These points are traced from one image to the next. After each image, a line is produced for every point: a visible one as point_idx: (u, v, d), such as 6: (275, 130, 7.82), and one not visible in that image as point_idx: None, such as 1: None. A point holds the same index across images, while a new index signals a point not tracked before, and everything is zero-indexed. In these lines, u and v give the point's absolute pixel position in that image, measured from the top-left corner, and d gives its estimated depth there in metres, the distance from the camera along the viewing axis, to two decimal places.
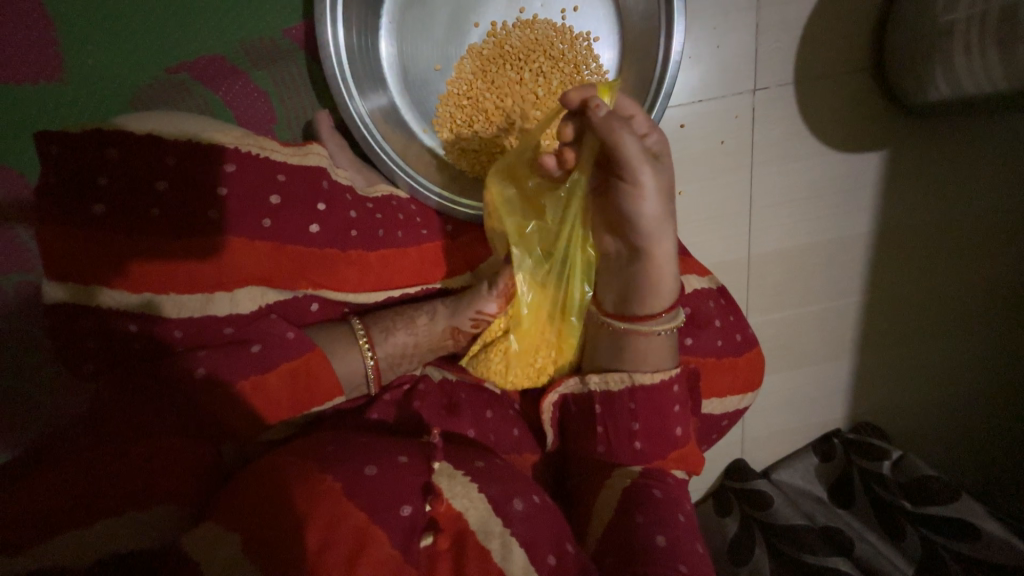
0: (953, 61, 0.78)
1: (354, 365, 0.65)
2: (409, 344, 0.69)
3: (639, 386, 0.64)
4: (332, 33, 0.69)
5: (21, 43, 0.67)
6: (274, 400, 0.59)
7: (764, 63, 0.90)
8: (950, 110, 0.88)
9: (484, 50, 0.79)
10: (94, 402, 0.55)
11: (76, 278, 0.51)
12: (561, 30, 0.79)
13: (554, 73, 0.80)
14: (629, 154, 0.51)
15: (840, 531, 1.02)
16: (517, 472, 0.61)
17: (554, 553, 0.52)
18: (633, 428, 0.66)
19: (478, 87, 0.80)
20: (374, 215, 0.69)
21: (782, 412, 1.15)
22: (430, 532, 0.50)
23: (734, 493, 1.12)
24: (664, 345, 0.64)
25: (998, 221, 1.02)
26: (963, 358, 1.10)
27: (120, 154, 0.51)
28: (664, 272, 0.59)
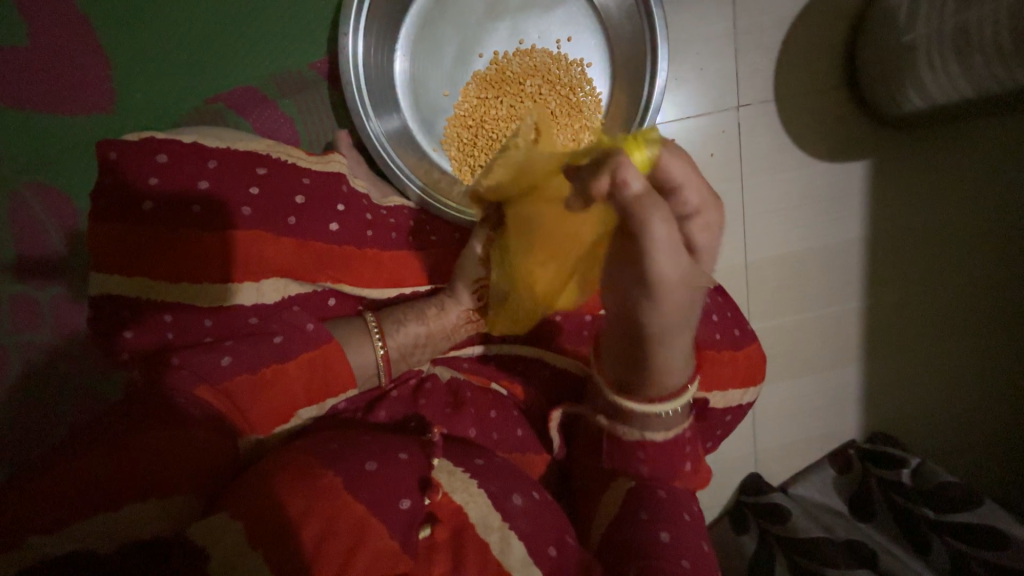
0: (919, 74, 0.85)
1: (366, 356, 0.68)
2: (420, 335, 0.73)
3: (649, 439, 0.63)
4: (353, 62, 0.78)
5: (80, 79, 0.77)
6: (290, 390, 0.62)
7: (746, 83, 0.98)
8: (924, 118, 0.94)
9: (487, 76, 0.87)
10: (131, 391, 0.58)
11: (123, 269, 0.57)
12: (558, 57, 0.88)
13: (551, 95, 0.89)
14: (660, 272, 0.45)
15: (864, 544, 0.99)
16: (518, 470, 0.62)
17: (554, 545, 0.53)
18: (640, 468, 0.65)
19: (484, 110, 0.88)
20: (388, 220, 0.75)
21: (791, 420, 1.15)
22: (428, 524, 0.51)
23: (751, 508, 1.11)
24: (671, 418, 0.61)
25: (988, 223, 1.05)
26: (973, 363, 1.09)
27: (168, 158, 0.58)
28: (671, 365, 0.55)
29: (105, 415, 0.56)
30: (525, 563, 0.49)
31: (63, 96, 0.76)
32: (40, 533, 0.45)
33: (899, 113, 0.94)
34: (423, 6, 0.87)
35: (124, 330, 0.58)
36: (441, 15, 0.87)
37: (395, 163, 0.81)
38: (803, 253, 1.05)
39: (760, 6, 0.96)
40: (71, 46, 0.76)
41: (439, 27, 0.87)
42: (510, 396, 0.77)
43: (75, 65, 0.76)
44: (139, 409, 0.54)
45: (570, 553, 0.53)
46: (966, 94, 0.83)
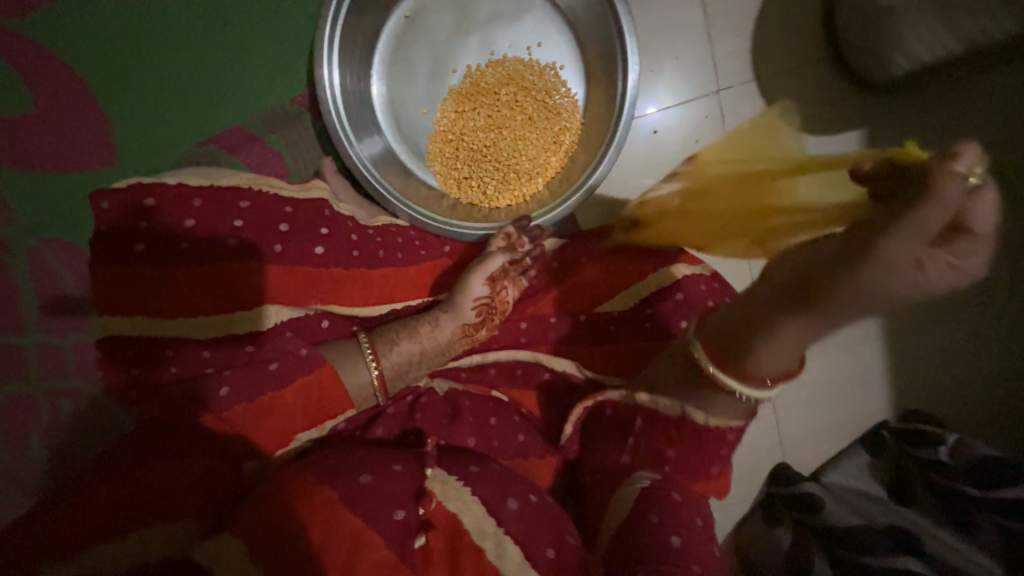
0: (902, 35, 0.82)
1: (360, 376, 0.69)
2: (414, 352, 0.72)
3: (690, 420, 0.61)
4: (330, 93, 0.80)
5: None
6: (289, 412, 0.63)
7: (723, 66, 0.97)
8: (915, 77, 0.90)
9: (462, 90, 0.89)
10: (138, 424, 0.60)
11: (120, 309, 0.60)
12: (530, 63, 0.89)
13: (528, 100, 0.89)
14: (873, 260, 0.40)
15: (906, 529, 0.96)
16: (515, 475, 0.63)
17: (553, 547, 0.52)
18: (666, 454, 0.66)
19: (463, 123, 0.90)
20: (374, 238, 0.76)
21: (820, 405, 1.12)
22: (423, 532, 0.51)
23: (782, 500, 1.07)
24: (736, 402, 0.57)
25: None
26: (1000, 328, 1.04)
27: (155, 201, 0.62)
28: (770, 356, 0.49)
29: (116, 446, 0.58)
30: (522, 566, 0.49)
31: None
32: (53, 561, 0.47)
33: (888, 76, 0.91)
34: (394, 29, 0.89)
35: (132, 366, 0.61)
36: (413, 37, 0.89)
37: (378, 182, 0.82)
38: None
39: None
40: None
41: (412, 48, 0.89)
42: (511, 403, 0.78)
43: None
44: (144, 440, 0.57)
45: (570, 556, 0.53)
46: (952, 49, 0.80)
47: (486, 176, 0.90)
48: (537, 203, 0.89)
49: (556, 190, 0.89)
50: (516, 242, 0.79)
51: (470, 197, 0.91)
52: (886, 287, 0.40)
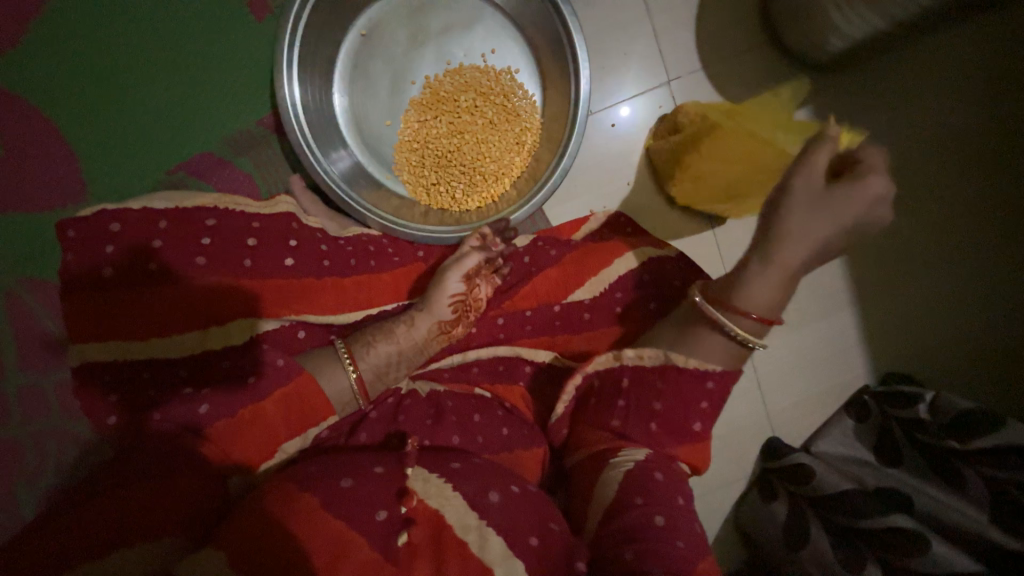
0: (831, 18, 0.86)
1: (340, 382, 0.68)
2: (392, 353, 0.72)
3: (673, 364, 0.66)
4: (294, 112, 0.81)
5: (41, 171, 0.81)
6: (269, 423, 0.63)
7: (671, 59, 1.01)
8: (851, 54, 0.95)
9: (422, 100, 0.92)
10: (119, 449, 0.60)
11: (95, 334, 0.62)
12: (485, 69, 0.93)
13: (487, 104, 0.92)
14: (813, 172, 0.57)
15: (895, 489, 0.97)
16: (498, 468, 0.63)
17: (536, 535, 0.53)
18: (654, 408, 0.67)
19: (426, 131, 0.92)
20: (345, 248, 0.78)
21: (801, 376, 1.15)
22: (405, 530, 0.52)
23: (775, 473, 1.10)
24: (728, 347, 0.64)
25: (945, 146, 1.05)
26: (961, 286, 1.09)
27: (121, 227, 0.64)
28: (755, 282, 0.61)
29: (98, 472, 0.59)
30: (507, 557, 0.50)
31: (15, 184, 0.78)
32: None
33: (827, 55, 0.96)
34: (351, 48, 0.91)
35: (108, 394, 0.63)
36: (370, 53, 0.92)
37: (345, 193, 0.82)
38: None
39: None
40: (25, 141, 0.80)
41: (370, 65, 0.92)
42: (494, 399, 0.79)
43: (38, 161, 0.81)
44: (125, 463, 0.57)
45: (553, 541, 0.54)
46: (879, 26, 0.84)
47: (453, 180, 0.92)
48: (506, 203, 0.92)
49: (522, 188, 0.92)
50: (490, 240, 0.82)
51: (440, 201, 0.93)
52: (854, 197, 0.56)
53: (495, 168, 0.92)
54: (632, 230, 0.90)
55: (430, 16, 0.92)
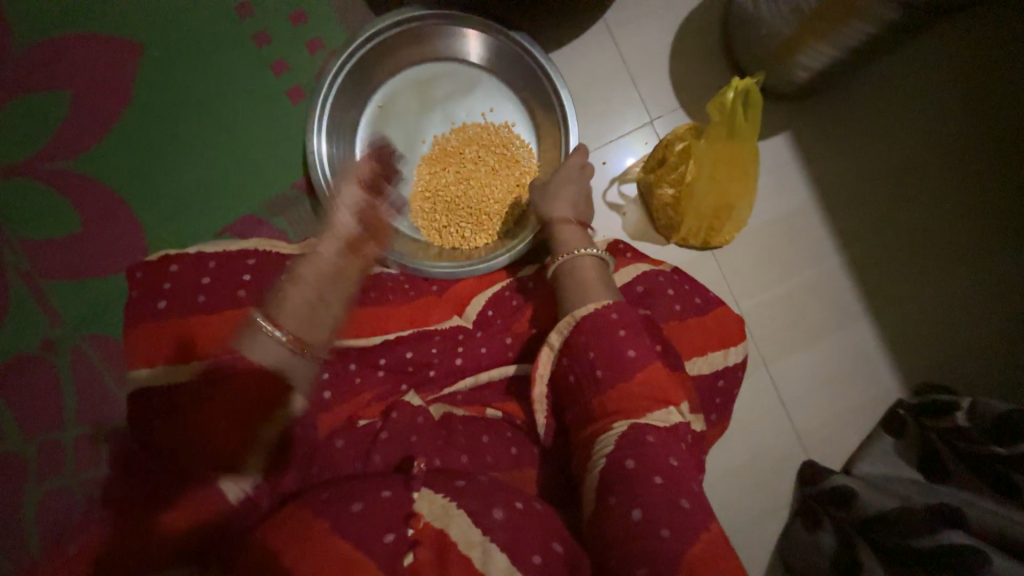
0: (791, 55, 0.96)
1: (266, 344, 0.65)
2: (307, 298, 0.71)
3: (580, 317, 0.71)
4: (321, 174, 0.95)
5: (132, 244, 1.02)
6: (233, 411, 0.63)
7: (652, 100, 1.12)
8: (818, 82, 1.03)
9: (431, 155, 1.05)
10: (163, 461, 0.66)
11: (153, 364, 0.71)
12: (486, 125, 1.06)
13: (489, 153, 1.04)
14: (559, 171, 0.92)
15: (945, 504, 0.89)
16: (502, 486, 0.65)
17: (539, 553, 0.56)
18: (596, 374, 0.68)
19: (436, 181, 1.04)
20: (367, 283, 0.87)
21: (827, 392, 1.12)
22: (411, 550, 0.54)
23: (816, 498, 1.04)
24: (596, 283, 0.76)
25: (924, 158, 1.12)
26: (969, 288, 1.11)
27: (177, 268, 0.75)
28: (567, 236, 0.84)
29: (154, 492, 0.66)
30: (510, 571, 0.53)
31: (122, 260, 1.01)
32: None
33: (796, 85, 1.05)
34: (370, 117, 1.06)
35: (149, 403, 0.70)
36: (386, 120, 1.07)
37: None
38: (757, 230, 1.12)
39: (645, 37, 1.12)
40: (120, 224, 1.02)
41: (386, 130, 1.07)
42: (506, 418, 0.83)
43: (128, 236, 1.02)
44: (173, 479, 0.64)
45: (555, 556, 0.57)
46: (836, 57, 0.92)
47: (463, 223, 1.02)
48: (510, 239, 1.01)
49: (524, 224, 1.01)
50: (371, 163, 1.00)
51: (452, 242, 1.03)
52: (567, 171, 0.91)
53: (500, 210, 1.03)
54: (631, 254, 0.95)
55: (437, 86, 1.07)
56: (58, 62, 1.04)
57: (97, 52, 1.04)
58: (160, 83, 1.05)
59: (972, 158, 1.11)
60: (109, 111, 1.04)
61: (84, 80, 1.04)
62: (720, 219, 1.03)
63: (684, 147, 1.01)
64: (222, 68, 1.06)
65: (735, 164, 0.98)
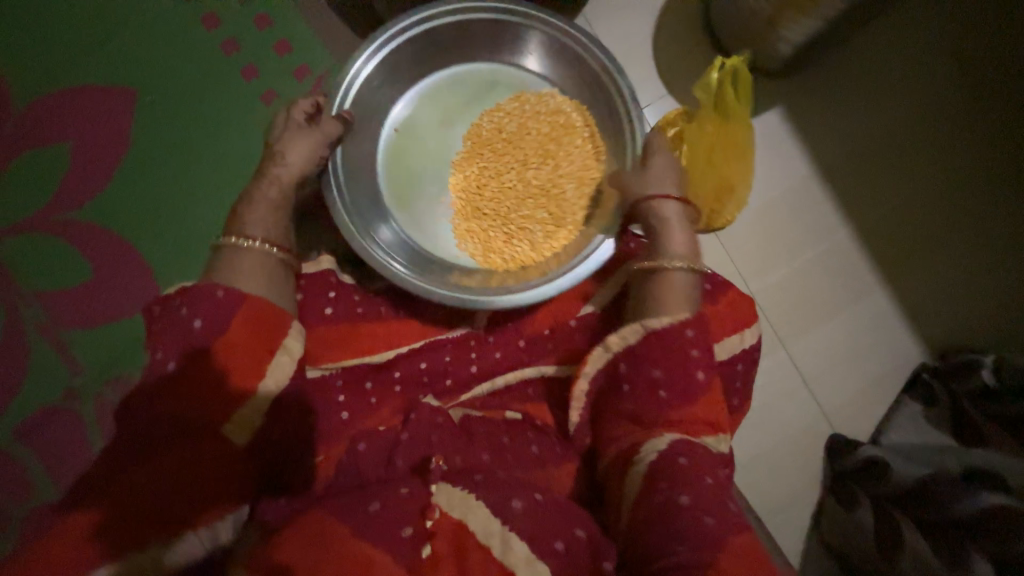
0: (773, 31, 0.96)
1: (256, 256, 0.73)
2: (277, 212, 0.79)
3: (650, 330, 0.73)
4: (346, 214, 0.82)
5: (137, 283, 1.04)
6: (244, 347, 0.65)
7: (640, 89, 1.12)
8: (802, 55, 1.03)
9: (463, 172, 0.98)
10: (171, 422, 0.62)
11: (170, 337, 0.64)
12: (521, 125, 0.98)
13: (527, 163, 0.97)
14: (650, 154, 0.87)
15: (982, 469, 0.88)
16: (522, 482, 0.70)
17: (560, 539, 0.60)
18: (655, 376, 0.72)
19: (473, 198, 0.97)
20: (373, 300, 0.87)
21: (849, 365, 1.10)
22: (429, 542, 0.59)
23: (848, 475, 1.02)
24: (684, 294, 0.77)
25: (921, 117, 1.10)
26: (983, 243, 1.09)
27: None
28: (664, 236, 0.81)
29: (157, 445, 0.61)
30: (528, 560, 0.57)
31: (130, 299, 1.03)
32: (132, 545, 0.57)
33: (783, 59, 1.04)
34: (387, 142, 0.99)
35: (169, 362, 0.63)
36: (407, 139, 0.99)
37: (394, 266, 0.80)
38: (759, 209, 1.11)
39: (627, 26, 1.12)
40: (124, 264, 1.04)
41: (411, 148, 0.99)
42: (526, 419, 0.84)
43: (132, 275, 1.04)
44: (186, 435, 0.62)
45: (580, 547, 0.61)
46: (817, 27, 0.92)
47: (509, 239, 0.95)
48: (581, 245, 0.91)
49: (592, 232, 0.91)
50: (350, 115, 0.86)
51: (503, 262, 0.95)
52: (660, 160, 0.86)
53: (551, 222, 0.95)
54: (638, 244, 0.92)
55: (451, 92, 1.01)
56: (55, 117, 1.07)
57: (91, 100, 1.07)
58: (152, 124, 1.07)
59: (970, 112, 1.10)
60: (105, 157, 1.06)
61: (78, 128, 1.07)
62: (725, 200, 1.01)
63: (677, 132, 0.98)
64: (215, 104, 1.07)
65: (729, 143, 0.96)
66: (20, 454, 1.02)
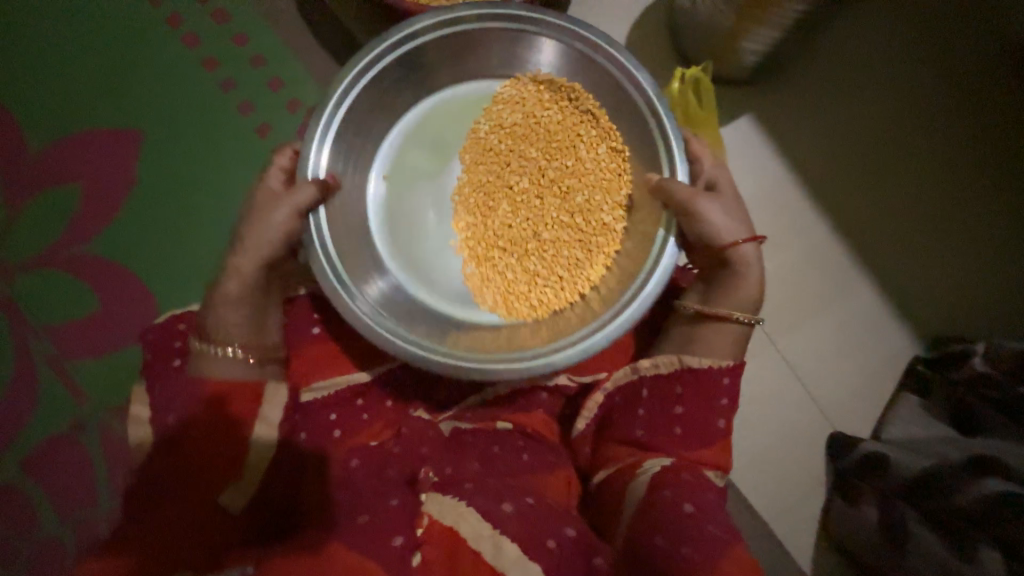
0: (733, 42, 1.01)
1: (223, 363, 0.75)
2: (245, 307, 0.77)
3: (688, 367, 0.80)
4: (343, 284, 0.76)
5: (137, 317, 1.08)
6: (228, 419, 0.72)
7: None
8: (766, 63, 1.08)
9: (469, 211, 0.92)
10: (170, 486, 0.68)
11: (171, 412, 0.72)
12: (525, 156, 0.92)
13: (537, 199, 0.91)
14: (723, 189, 0.84)
15: (986, 455, 0.84)
16: (511, 485, 0.73)
17: (552, 539, 0.63)
18: (677, 411, 0.80)
19: (484, 240, 0.92)
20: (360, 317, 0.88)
21: (841, 361, 1.10)
22: (419, 550, 0.61)
23: (851, 471, 1.00)
24: (733, 337, 0.83)
25: (888, 114, 1.14)
26: (960, 230, 1.11)
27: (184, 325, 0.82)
28: (731, 281, 0.84)
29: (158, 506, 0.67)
30: (517, 560, 0.59)
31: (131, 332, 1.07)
32: None
33: (747, 68, 1.09)
34: (380, 198, 0.93)
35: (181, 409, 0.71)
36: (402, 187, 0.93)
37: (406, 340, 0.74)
38: None
39: None
40: (124, 299, 1.08)
41: (407, 188, 0.94)
42: (516, 429, 0.84)
43: (132, 308, 1.08)
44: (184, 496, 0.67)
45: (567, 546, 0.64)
46: (775, 36, 0.97)
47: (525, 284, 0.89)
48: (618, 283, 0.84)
49: (630, 265, 0.84)
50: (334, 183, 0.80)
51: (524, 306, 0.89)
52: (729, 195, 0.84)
53: (573, 259, 0.89)
54: None
55: (439, 123, 0.95)
56: (60, 163, 1.13)
57: (94, 146, 1.14)
58: (151, 165, 1.13)
59: (935, 106, 1.13)
60: (107, 198, 1.12)
61: (82, 172, 1.13)
62: None
63: None
64: (211, 142, 1.14)
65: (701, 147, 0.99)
66: (29, 488, 1.05)
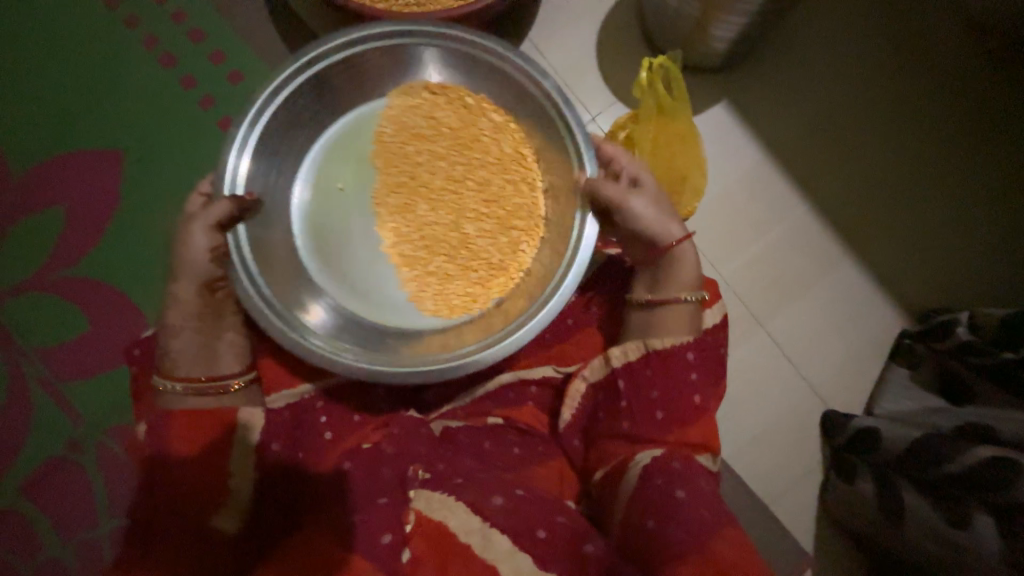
0: (701, 31, 1.03)
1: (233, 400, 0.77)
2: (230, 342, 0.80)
3: (652, 350, 0.81)
4: (269, 305, 0.79)
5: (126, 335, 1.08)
6: (215, 442, 0.70)
7: (588, 99, 1.19)
8: (736, 49, 1.09)
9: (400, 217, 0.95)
10: (172, 514, 0.66)
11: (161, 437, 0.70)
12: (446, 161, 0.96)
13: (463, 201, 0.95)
14: (642, 180, 0.87)
15: (976, 422, 0.84)
16: (499, 478, 0.74)
17: (542, 528, 0.65)
18: (653, 395, 0.79)
19: (415, 248, 0.94)
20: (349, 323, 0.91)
21: (831, 339, 1.11)
22: (407, 546, 0.63)
23: (846, 449, 1.01)
24: (683, 319, 0.83)
25: (859, 94, 1.16)
26: (937, 203, 1.12)
27: None
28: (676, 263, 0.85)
29: (161, 535, 0.65)
30: (507, 552, 0.62)
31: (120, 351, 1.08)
32: None
33: (718, 56, 1.10)
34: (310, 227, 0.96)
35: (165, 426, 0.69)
36: (336, 212, 0.95)
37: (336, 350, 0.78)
38: (709, 201, 1.15)
39: (569, 42, 1.19)
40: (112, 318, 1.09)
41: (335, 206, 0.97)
42: (509, 423, 0.85)
43: (121, 327, 1.09)
44: (190, 524, 0.65)
45: (557, 531, 0.66)
46: (742, 23, 0.99)
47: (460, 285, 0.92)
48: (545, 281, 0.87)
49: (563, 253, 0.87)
50: (252, 199, 0.82)
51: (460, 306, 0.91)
52: (649, 187, 0.87)
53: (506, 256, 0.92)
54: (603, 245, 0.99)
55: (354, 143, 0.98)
56: (42, 186, 1.14)
57: (74, 167, 1.14)
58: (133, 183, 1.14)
59: (904, 83, 1.15)
60: (90, 218, 1.13)
61: (63, 194, 1.14)
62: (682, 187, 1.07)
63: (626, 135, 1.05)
64: (191, 158, 1.15)
65: (674, 137, 1.03)
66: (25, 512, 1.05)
